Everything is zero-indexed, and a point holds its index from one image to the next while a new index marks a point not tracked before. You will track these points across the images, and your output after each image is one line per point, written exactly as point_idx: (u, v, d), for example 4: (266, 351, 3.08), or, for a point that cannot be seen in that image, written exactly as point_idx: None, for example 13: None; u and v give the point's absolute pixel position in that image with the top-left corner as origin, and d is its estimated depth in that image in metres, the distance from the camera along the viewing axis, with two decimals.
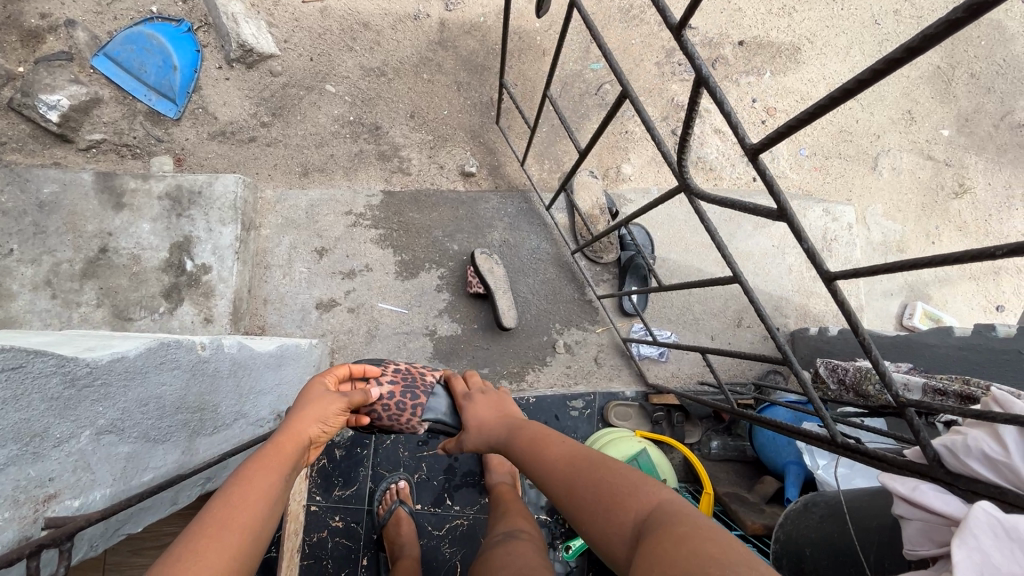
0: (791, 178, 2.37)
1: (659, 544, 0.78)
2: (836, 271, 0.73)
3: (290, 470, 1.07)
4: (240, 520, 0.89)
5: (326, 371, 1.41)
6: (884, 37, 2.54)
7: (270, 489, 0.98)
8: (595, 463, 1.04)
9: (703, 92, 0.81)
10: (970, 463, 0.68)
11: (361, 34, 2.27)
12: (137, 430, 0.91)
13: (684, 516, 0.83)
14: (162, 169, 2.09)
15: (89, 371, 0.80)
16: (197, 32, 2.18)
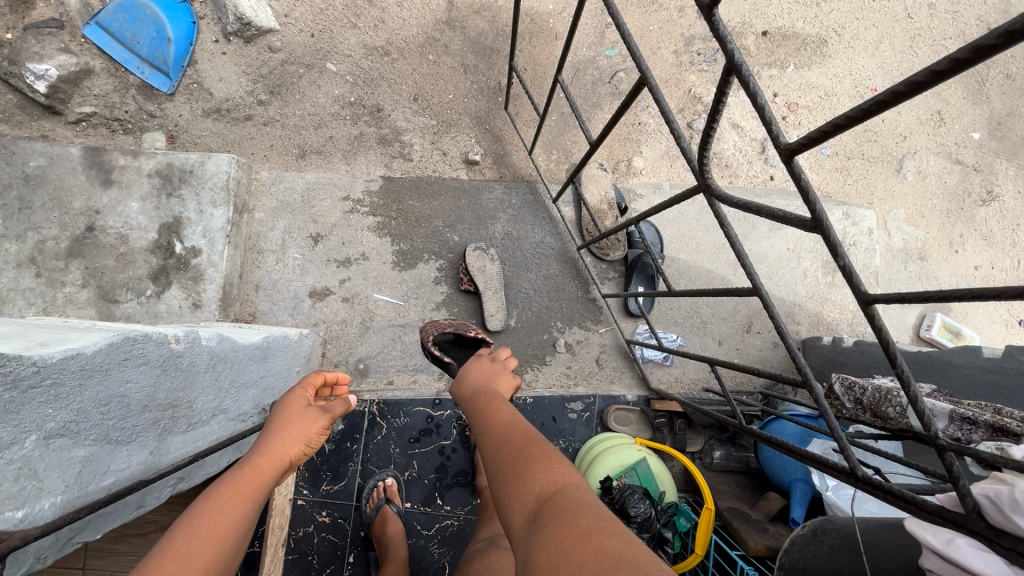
0: (811, 178, 2.25)
1: (558, 531, 0.70)
2: (876, 293, 0.64)
3: (262, 497, 1.03)
4: (201, 555, 0.85)
5: (308, 378, 1.34)
6: (917, 32, 2.40)
7: (238, 520, 0.94)
8: (524, 441, 0.97)
9: (734, 81, 0.71)
10: (1014, 518, 0.61)
11: (365, 11, 2.16)
12: (96, 431, 0.85)
13: (594, 507, 0.75)
14: (153, 145, 2.01)
15: (36, 371, 0.73)
16: (193, 3, 2.07)
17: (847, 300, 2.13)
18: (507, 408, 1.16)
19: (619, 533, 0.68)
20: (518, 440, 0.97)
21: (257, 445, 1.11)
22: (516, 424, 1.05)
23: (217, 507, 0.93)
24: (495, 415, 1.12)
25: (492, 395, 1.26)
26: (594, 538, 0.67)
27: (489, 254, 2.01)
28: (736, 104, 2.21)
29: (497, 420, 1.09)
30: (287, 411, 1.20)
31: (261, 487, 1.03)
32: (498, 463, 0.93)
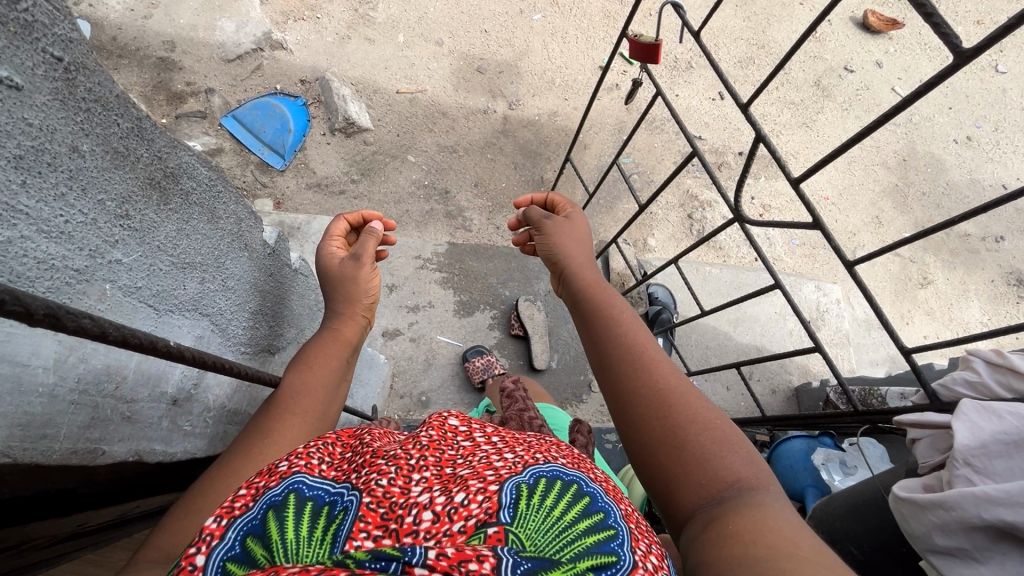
0: (786, 261, 2.85)
1: (740, 533, 0.74)
2: (855, 260, 1.10)
3: (347, 355, 1.17)
4: (302, 409, 1.01)
5: (336, 231, 1.35)
6: (852, 159, 3.19)
7: (328, 377, 1.09)
8: (693, 405, 0.94)
9: (759, 149, 1.20)
10: (957, 389, 1.00)
11: (440, 120, 2.79)
12: (294, 318, 1.36)
13: (774, 510, 0.77)
14: (263, 209, 2.45)
15: (282, 265, 1.25)
16: (309, 106, 2.65)
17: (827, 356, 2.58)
18: (651, 340, 1.09)
19: (826, 553, 0.70)
20: (685, 402, 0.95)
21: (331, 309, 1.22)
22: (675, 375, 1.00)
23: (310, 368, 1.08)
24: (641, 346, 1.06)
25: (620, 307, 1.17)
26: (799, 549, 0.69)
27: (536, 305, 2.43)
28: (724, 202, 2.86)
29: (650, 357, 1.04)
30: (338, 281, 1.23)
31: (343, 347, 1.17)
32: (664, 424, 0.92)
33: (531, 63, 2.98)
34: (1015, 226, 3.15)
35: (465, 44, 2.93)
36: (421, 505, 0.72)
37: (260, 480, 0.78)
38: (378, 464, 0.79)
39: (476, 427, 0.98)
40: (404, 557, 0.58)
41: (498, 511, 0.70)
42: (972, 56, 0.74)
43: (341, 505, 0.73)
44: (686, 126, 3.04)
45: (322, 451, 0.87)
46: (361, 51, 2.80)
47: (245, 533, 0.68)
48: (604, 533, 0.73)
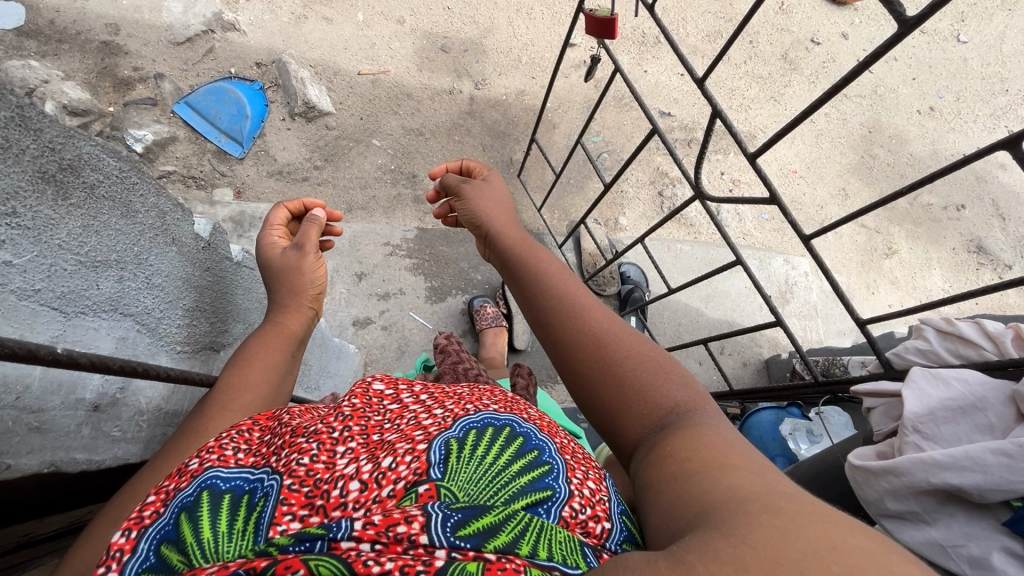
0: (756, 236, 2.88)
1: (678, 449, 0.82)
2: (811, 234, 1.10)
3: (291, 348, 1.25)
4: (243, 402, 1.08)
5: (275, 220, 1.41)
6: (819, 132, 3.22)
7: (271, 369, 1.17)
8: (630, 349, 1.04)
9: (717, 124, 1.19)
10: (909, 357, 1.01)
11: (404, 102, 2.71)
12: (246, 313, 1.36)
13: (709, 426, 0.86)
14: (223, 199, 2.38)
15: (223, 259, 1.22)
16: (266, 90, 2.55)
17: (796, 327, 2.62)
18: (590, 298, 1.19)
19: (755, 460, 0.76)
20: (624, 349, 1.05)
21: (276, 301, 1.29)
22: (613, 327, 1.09)
23: (253, 361, 1.16)
24: (580, 305, 1.15)
25: (560, 273, 1.26)
26: (729, 457, 0.76)
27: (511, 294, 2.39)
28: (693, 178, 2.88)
29: (589, 313, 1.13)
30: (280, 270, 1.31)
31: (289, 339, 1.26)
32: (608, 369, 1.02)
33: (496, 41, 2.90)
34: (975, 194, 3.23)
35: (427, 23, 2.84)
36: (347, 476, 0.79)
37: (169, 483, 0.85)
38: (299, 443, 0.86)
39: (403, 389, 1.05)
40: (329, 534, 0.67)
41: (427, 469, 0.78)
42: (915, 23, 0.74)
43: (262, 490, 0.80)
44: (656, 102, 3.01)
45: (239, 439, 0.93)
46: (318, 31, 2.69)
47: (158, 541, 0.74)
48: (541, 470, 0.85)
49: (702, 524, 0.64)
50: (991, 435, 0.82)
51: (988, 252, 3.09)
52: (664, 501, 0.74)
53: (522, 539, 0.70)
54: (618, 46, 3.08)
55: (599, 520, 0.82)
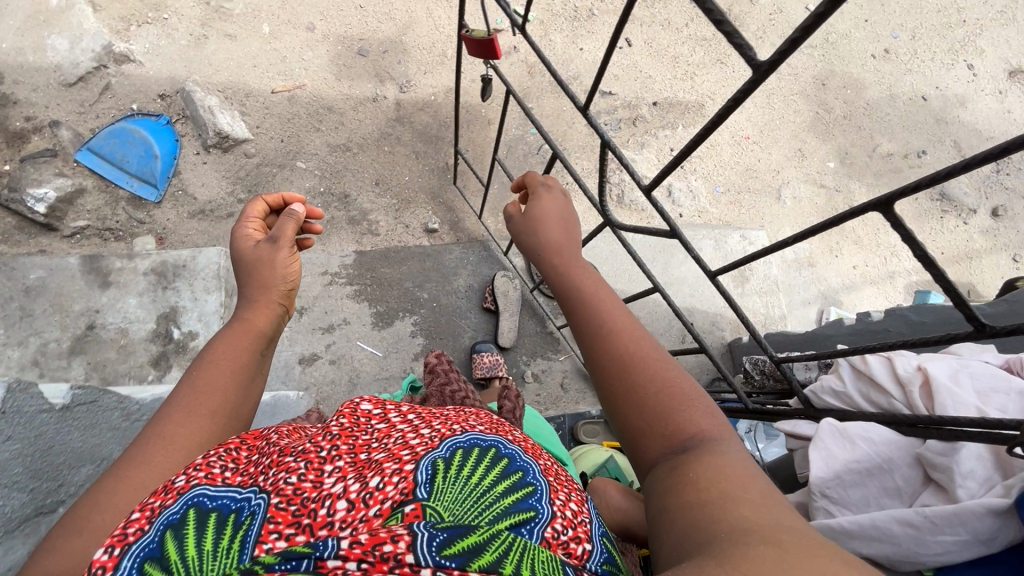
0: (712, 212, 2.78)
1: (696, 475, 0.84)
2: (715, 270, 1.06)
3: (257, 347, 1.29)
4: (205, 407, 1.14)
5: (251, 213, 1.45)
6: (770, 92, 3.07)
7: (233, 371, 1.21)
8: (660, 369, 1.03)
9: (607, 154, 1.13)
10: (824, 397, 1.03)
11: (326, 117, 2.55)
12: None
13: (730, 454, 0.88)
14: (144, 248, 2.25)
15: None
16: (175, 124, 2.38)
17: (757, 306, 2.56)
18: (627, 311, 1.16)
19: (774, 496, 0.79)
20: (653, 367, 1.04)
21: (244, 299, 1.33)
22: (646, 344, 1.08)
23: (223, 360, 1.22)
24: (616, 317, 1.14)
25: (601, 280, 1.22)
26: (745, 493, 0.78)
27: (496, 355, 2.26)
28: (641, 160, 2.77)
29: (618, 321, 1.13)
30: (252, 262, 1.37)
31: (256, 338, 1.29)
32: (637, 383, 1.02)
33: (417, 36, 2.71)
34: (935, 137, 3.14)
35: (340, 26, 2.64)
36: (335, 494, 0.88)
37: (155, 501, 0.91)
38: (287, 463, 0.96)
39: (390, 408, 1.20)
40: (315, 553, 0.69)
41: (414, 489, 0.86)
42: (766, 67, 0.70)
43: (250, 509, 0.87)
44: (596, 81, 2.85)
45: (226, 458, 1.02)
46: (222, 50, 2.50)
47: (142, 558, 0.79)
48: (523, 491, 0.94)
49: (707, 550, 0.69)
50: (898, 499, 0.88)
51: (950, 198, 3.02)
52: (676, 527, 0.78)
53: (506, 559, 0.72)
54: (550, 25, 2.89)
55: (580, 542, 0.91)
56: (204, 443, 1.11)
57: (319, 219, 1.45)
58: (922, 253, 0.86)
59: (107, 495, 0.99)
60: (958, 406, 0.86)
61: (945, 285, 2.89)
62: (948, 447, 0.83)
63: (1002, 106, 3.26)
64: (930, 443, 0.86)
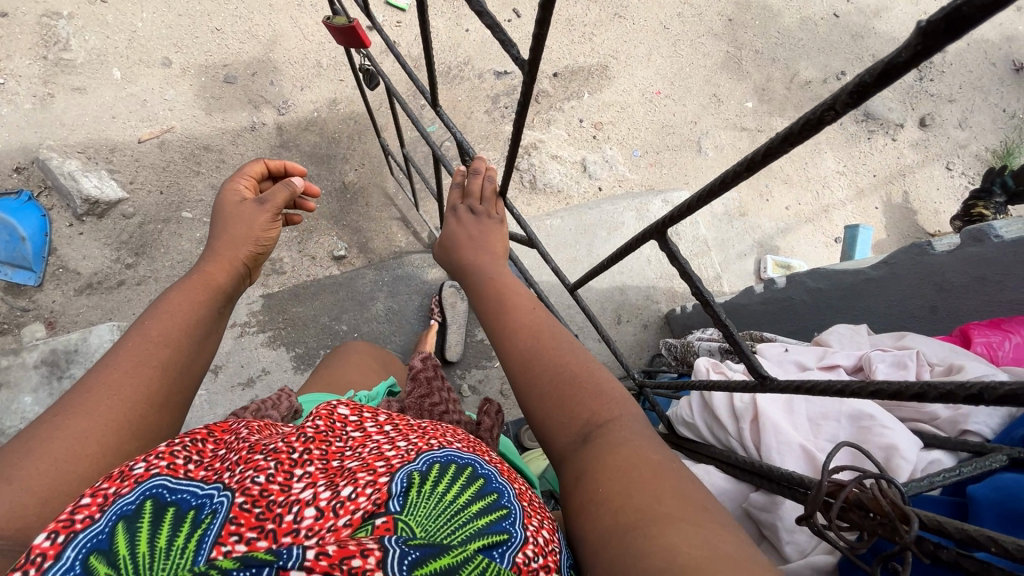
0: (632, 178, 2.67)
1: (604, 483, 0.72)
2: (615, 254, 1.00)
3: (219, 301, 1.08)
4: (155, 358, 0.91)
5: (240, 172, 1.27)
6: (676, 38, 2.90)
7: (192, 323, 1.00)
8: (559, 350, 0.91)
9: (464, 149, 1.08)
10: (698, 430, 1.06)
11: (204, 157, 2.38)
12: None
13: (641, 447, 0.76)
14: (34, 337, 2.08)
15: None
16: (39, 198, 2.19)
17: None
18: (525, 294, 1.04)
19: (693, 503, 0.67)
20: (552, 349, 0.92)
21: (206, 252, 1.14)
22: (544, 329, 0.95)
23: (169, 310, 0.99)
24: (512, 300, 1.01)
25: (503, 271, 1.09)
26: (665, 506, 0.66)
27: None
28: (551, 138, 2.62)
29: (515, 308, 1.00)
30: (222, 215, 1.18)
31: (214, 294, 1.08)
32: (532, 373, 0.90)
33: (285, 51, 2.56)
34: (854, 54, 3.01)
35: (198, 56, 2.48)
36: (303, 501, 0.65)
37: (108, 485, 0.65)
38: (256, 459, 0.70)
39: (370, 415, 0.85)
40: (277, 561, 0.51)
41: (387, 500, 0.65)
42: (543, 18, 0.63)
43: (211, 508, 0.63)
44: (488, 62, 2.68)
45: (191, 447, 0.73)
46: (74, 107, 2.31)
47: (87, 550, 0.56)
48: (496, 513, 0.69)
49: None
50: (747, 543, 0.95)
51: (876, 116, 2.92)
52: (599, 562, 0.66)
53: None
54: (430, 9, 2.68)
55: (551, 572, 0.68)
56: (157, 399, 0.89)
57: (317, 194, 1.28)
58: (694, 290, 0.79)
59: (32, 444, 0.76)
60: (781, 449, 0.91)
61: (880, 208, 2.84)
62: (769, 501, 0.90)
63: (917, 8, 3.16)
64: (755, 498, 0.92)
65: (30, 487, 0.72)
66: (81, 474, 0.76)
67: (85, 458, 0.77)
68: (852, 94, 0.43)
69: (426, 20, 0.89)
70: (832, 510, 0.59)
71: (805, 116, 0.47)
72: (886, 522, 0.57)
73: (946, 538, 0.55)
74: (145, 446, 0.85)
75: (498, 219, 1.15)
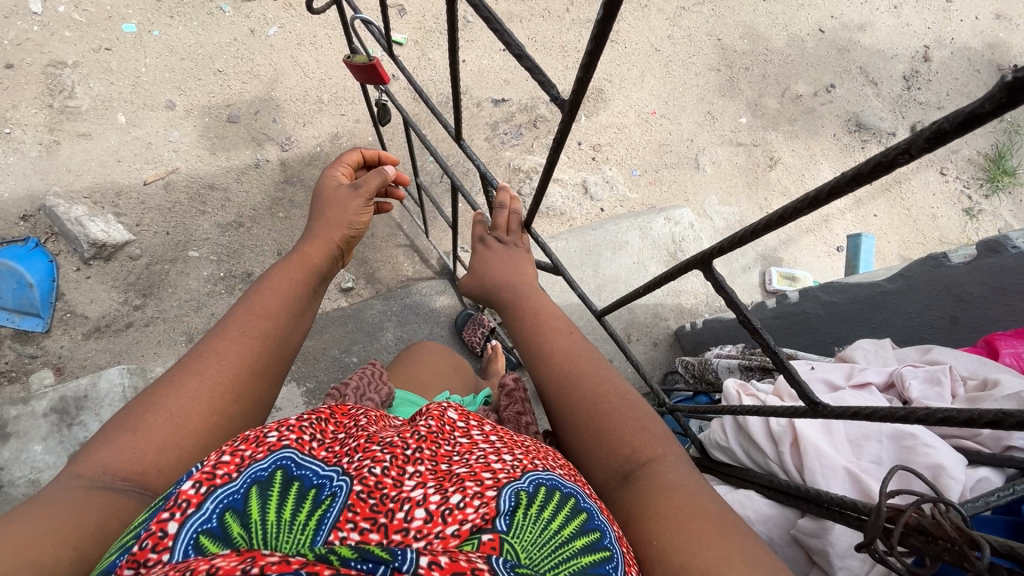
0: (633, 198, 2.70)
1: (657, 531, 0.71)
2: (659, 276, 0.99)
3: (313, 283, 1.15)
4: (256, 330, 1.01)
5: (343, 155, 1.31)
6: (668, 60, 2.97)
7: (288, 303, 1.08)
8: (597, 381, 0.91)
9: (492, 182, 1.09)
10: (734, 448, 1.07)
11: (209, 196, 2.40)
12: None
13: (688, 492, 0.75)
14: (43, 384, 2.06)
15: None
16: (46, 244, 2.20)
17: (696, 286, 2.52)
18: (559, 316, 1.04)
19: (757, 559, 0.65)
20: (590, 379, 0.92)
21: (305, 233, 1.21)
22: (582, 357, 0.95)
23: (271, 288, 1.08)
24: (545, 324, 1.02)
25: (538, 296, 1.08)
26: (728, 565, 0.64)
27: None
28: None
29: (551, 329, 1.00)
30: (321, 198, 1.24)
31: (309, 275, 1.15)
32: (571, 405, 0.90)
33: (286, 89, 2.61)
34: (842, 68, 3.08)
35: (202, 97, 2.52)
36: (414, 501, 0.65)
37: (245, 446, 0.70)
38: (373, 450, 0.72)
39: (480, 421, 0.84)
40: (393, 562, 0.53)
41: (495, 517, 0.63)
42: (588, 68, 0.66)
43: (331, 489, 0.66)
44: (486, 91, 2.73)
45: (316, 425, 0.78)
46: (79, 152, 2.34)
47: (223, 506, 0.62)
48: (600, 555, 0.65)
49: None
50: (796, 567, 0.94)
51: (868, 126, 2.99)
52: None
53: None
54: (426, 42, 2.74)
55: None
56: (256, 370, 0.98)
57: (407, 182, 1.30)
58: (741, 314, 0.78)
59: (157, 399, 0.88)
60: (826, 474, 0.90)
61: (878, 215, 2.87)
62: (819, 527, 0.89)
63: (900, 21, 3.24)
64: (803, 523, 0.91)
65: (151, 436, 0.84)
66: (189, 431, 0.87)
67: (196, 416, 0.88)
68: (930, 139, 0.43)
69: (456, 41, 0.88)
70: (893, 535, 0.59)
71: (875, 157, 0.48)
72: (955, 546, 0.58)
73: (1016, 561, 0.56)
74: (244, 411, 0.95)
75: (524, 247, 1.14)
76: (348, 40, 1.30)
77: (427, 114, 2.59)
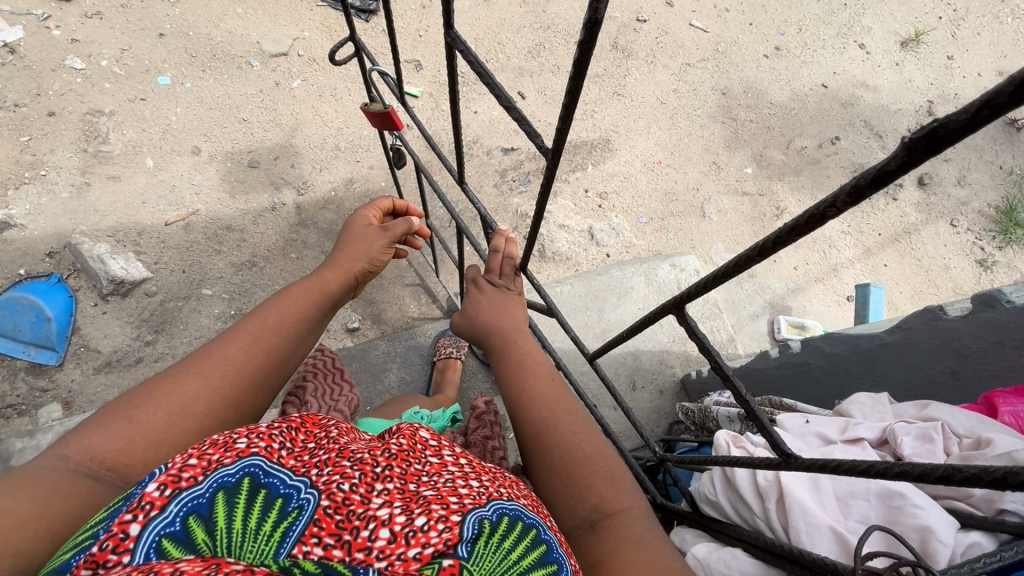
0: (639, 244, 2.73)
1: None
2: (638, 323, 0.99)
3: (326, 308, 1.16)
4: (265, 342, 1.03)
5: (379, 200, 1.35)
6: (673, 112, 3.07)
7: (300, 322, 1.09)
8: (574, 427, 0.91)
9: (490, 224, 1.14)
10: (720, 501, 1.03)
11: (226, 237, 2.48)
12: None
13: (651, 550, 0.76)
14: (50, 418, 2.08)
15: None
16: (68, 280, 2.28)
17: None
18: (541, 360, 1.04)
19: None
20: (567, 425, 0.91)
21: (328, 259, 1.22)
22: (561, 401, 0.95)
23: (287, 305, 1.09)
24: (527, 366, 1.02)
25: (525, 338, 1.08)
26: None
27: None
28: (558, 208, 2.71)
29: (533, 373, 1.00)
30: (350, 231, 1.26)
31: (325, 300, 1.16)
32: (546, 449, 0.89)
33: (306, 137, 2.75)
34: (846, 121, 3.14)
35: (226, 144, 2.67)
36: (379, 520, 0.64)
37: (214, 450, 0.70)
38: (343, 465, 0.71)
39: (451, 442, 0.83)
40: None
41: (457, 543, 0.62)
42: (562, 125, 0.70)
43: (297, 501, 0.66)
44: (495, 141, 2.84)
45: (286, 433, 0.76)
46: (108, 194, 2.46)
47: (188, 509, 0.62)
48: None
49: None
50: None
51: None
52: None
53: None
54: (440, 94, 2.88)
55: None
56: (255, 383, 0.99)
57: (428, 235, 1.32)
58: (716, 364, 0.78)
59: (156, 393, 0.89)
60: (811, 533, 0.88)
61: (889, 265, 2.84)
62: None
63: (902, 77, 3.32)
64: None
65: (142, 431, 0.85)
66: (179, 431, 0.88)
67: (190, 417, 0.89)
68: (849, 195, 0.46)
69: (453, 94, 0.93)
70: None
71: (807, 211, 0.50)
72: None
73: None
74: (235, 420, 0.95)
75: (517, 290, 1.16)
76: (367, 90, 1.38)
77: (439, 161, 2.69)
